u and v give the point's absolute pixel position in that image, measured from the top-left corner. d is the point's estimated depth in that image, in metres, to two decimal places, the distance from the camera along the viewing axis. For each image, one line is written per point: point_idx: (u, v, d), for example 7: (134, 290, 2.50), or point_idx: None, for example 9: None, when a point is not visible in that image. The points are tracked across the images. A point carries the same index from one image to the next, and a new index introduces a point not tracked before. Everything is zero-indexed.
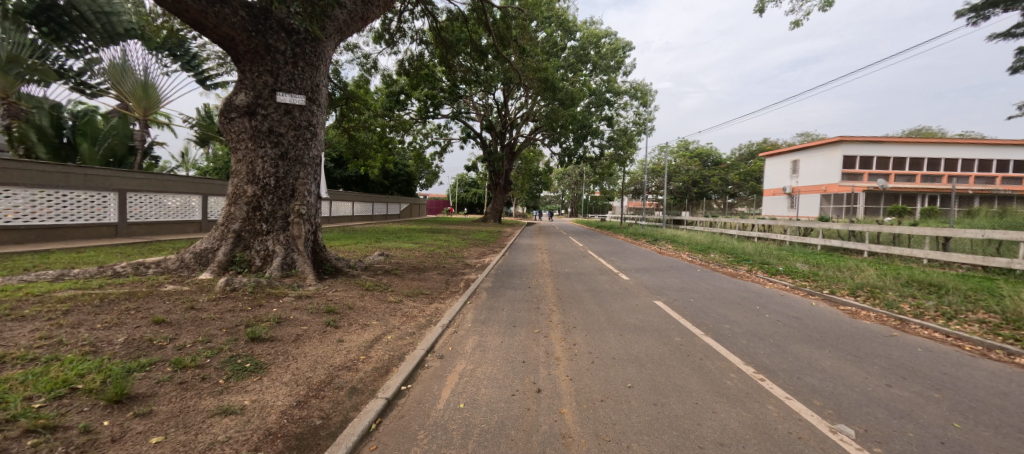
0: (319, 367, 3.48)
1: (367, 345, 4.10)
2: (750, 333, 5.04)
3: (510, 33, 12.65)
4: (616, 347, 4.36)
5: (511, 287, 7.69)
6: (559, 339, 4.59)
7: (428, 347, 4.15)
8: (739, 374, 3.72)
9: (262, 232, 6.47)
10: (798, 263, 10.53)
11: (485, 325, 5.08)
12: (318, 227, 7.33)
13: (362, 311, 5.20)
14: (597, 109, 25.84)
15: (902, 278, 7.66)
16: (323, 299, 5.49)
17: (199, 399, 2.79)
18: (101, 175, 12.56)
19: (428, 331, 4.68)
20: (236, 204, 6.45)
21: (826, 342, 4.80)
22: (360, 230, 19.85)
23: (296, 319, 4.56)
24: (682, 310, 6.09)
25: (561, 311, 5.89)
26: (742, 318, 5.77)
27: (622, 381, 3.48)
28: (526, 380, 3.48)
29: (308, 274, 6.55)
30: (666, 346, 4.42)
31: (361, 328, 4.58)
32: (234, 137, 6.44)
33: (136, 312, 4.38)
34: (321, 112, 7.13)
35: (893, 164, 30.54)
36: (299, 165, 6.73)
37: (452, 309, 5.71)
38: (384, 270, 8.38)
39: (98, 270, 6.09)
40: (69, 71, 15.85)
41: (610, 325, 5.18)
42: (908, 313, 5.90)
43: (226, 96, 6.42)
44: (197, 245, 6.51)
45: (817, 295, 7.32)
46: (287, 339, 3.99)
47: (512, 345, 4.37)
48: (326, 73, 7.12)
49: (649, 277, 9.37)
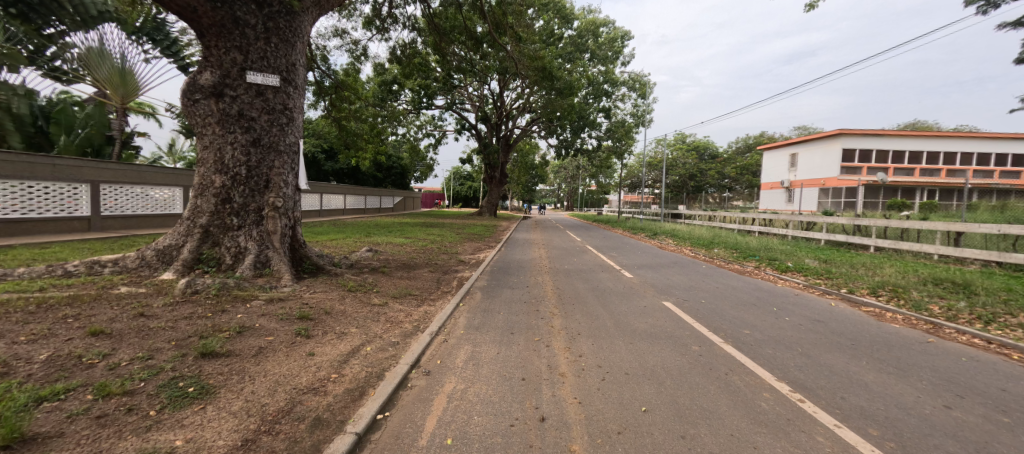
0: (279, 391, 2.90)
1: (342, 359, 3.52)
2: (774, 340, 4.53)
3: (506, 20, 12.05)
4: (629, 359, 3.84)
5: (508, 286, 7.14)
6: (564, 350, 4.04)
7: (413, 362, 3.59)
8: (774, 394, 3.19)
9: (232, 227, 5.86)
10: (808, 259, 10.08)
11: (479, 333, 4.52)
12: (298, 221, 6.72)
13: (341, 317, 4.61)
14: (595, 100, 25.24)
15: (925, 276, 7.19)
16: (297, 303, 4.88)
17: (117, 439, 2.21)
18: (71, 164, 11.74)
19: (414, 341, 4.11)
20: (203, 196, 5.83)
21: (860, 351, 4.28)
22: (351, 224, 19.14)
23: (261, 328, 3.95)
24: (695, 313, 5.57)
25: (563, 315, 5.33)
26: (763, 322, 5.26)
27: (639, 404, 2.97)
28: (527, 405, 2.93)
29: (284, 273, 5.90)
30: (684, 358, 3.89)
31: (336, 338, 3.99)
32: (199, 122, 5.81)
33: (74, 321, 3.79)
34: (299, 95, 6.50)
35: (893, 157, 30.23)
36: (274, 153, 6.10)
37: (442, 313, 5.13)
38: (370, 267, 7.78)
39: (47, 270, 5.44)
40: (42, 56, 15.06)
41: (619, 332, 4.65)
42: (940, 316, 5.42)
43: (190, 76, 5.77)
44: (160, 240, 5.89)
45: (835, 294, 6.84)
46: (247, 353, 3.40)
47: (512, 356, 3.85)
48: (304, 50, 6.50)
49: (653, 274, 8.85)
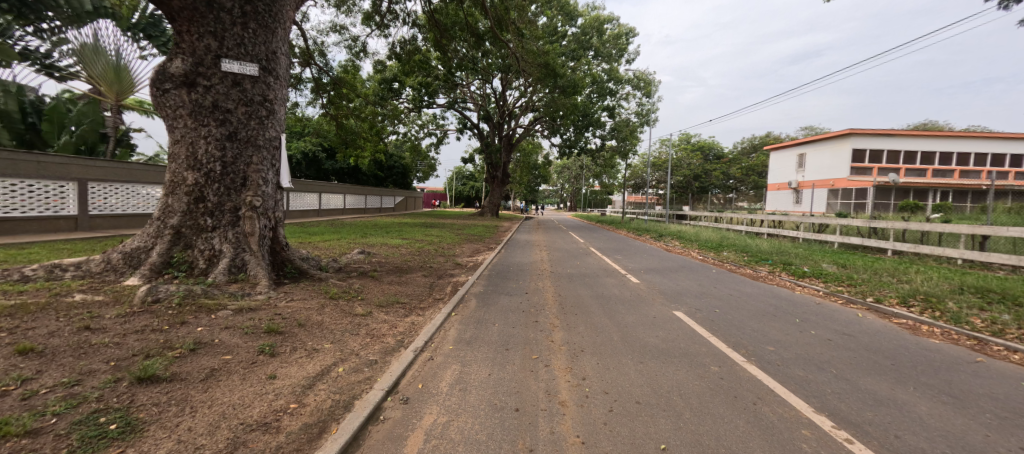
0: (220, 428, 2.39)
1: (307, 383, 3.02)
2: (804, 359, 4.00)
3: (507, 15, 11.56)
4: (640, 383, 3.32)
5: (506, 293, 6.63)
6: (565, 371, 3.54)
7: (389, 387, 3.08)
8: (815, 432, 2.68)
9: (206, 229, 5.40)
10: (825, 263, 9.51)
11: (470, 349, 4.02)
12: (280, 222, 6.25)
13: (316, 330, 4.12)
14: (599, 99, 24.75)
15: (958, 284, 6.62)
16: (270, 313, 4.40)
17: None
18: (58, 162, 11.30)
19: (394, 360, 3.62)
20: (174, 194, 5.38)
21: (906, 374, 3.73)
22: (349, 224, 18.77)
23: (219, 344, 3.46)
24: (711, 325, 5.05)
25: (565, 328, 4.80)
26: (788, 336, 4.73)
27: (655, 444, 2.47)
28: (519, 446, 2.43)
29: (260, 278, 5.41)
30: (703, 382, 3.38)
31: (306, 356, 3.51)
32: (170, 114, 5.35)
33: (5, 337, 3.31)
34: (280, 86, 6.02)
35: (904, 157, 29.50)
36: (252, 148, 5.63)
37: (430, 325, 4.63)
38: (359, 272, 7.29)
39: (2, 275, 4.99)
40: (36, 52, 14.75)
41: (628, 349, 4.13)
42: (985, 331, 4.87)
43: (160, 64, 5.32)
44: (128, 243, 5.43)
45: (860, 304, 6.29)
46: (195, 377, 2.92)
47: (505, 379, 3.36)
48: (285, 38, 6.02)
49: (661, 279, 8.33)
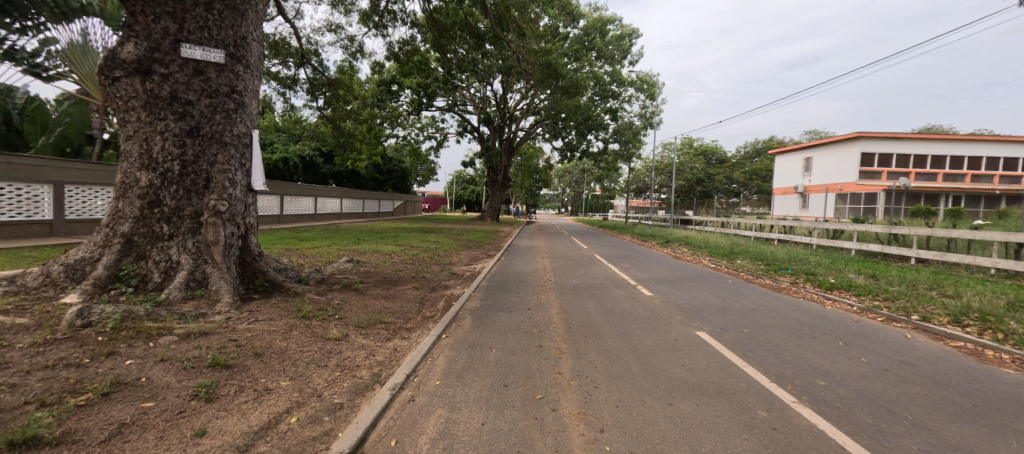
0: None
1: (243, 444, 2.30)
2: (866, 399, 3.29)
3: (508, 13, 10.95)
4: (675, 439, 2.60)
5: (505, 309, 5.91)
6: (578, 418, 2.84)
7: (351, 448, 2.36)
8: None
9: (162, 237, 4.73)
10: (852, 274, 8.77)
11: (461, 385, 3.32)
12: (252, 228, 5.56)
13: (275, 361, 3.42)
14: (603, 101, 24.06)
15: (1013, 300, 5.88)
16: (223, 339, 3.70)
17: None
18: (31, 163, 10.60)
19: (366, 404, 2.91)
20: (126, 198, 4.71)
21: (1002, 421, 3.00)
22: (343, 229, 18.10)
23: (144, 386, 2.76)
24: (743, 350, 4.34)
25: (573, 355, 4.09)
26: (838, 366, 4.01)
27: None
28: None
29: (222, 294, 4.72)
30: (756, 436, 2.66)
31: (252, 400, 2.79)
32: (121, 106, 4.68)
33: None
34: (250, 76, 5.35)
35: (914, 161, 28.81)
36: (216, 144, 4.95)
37: (416, 353, 3.92)
38: (342, 284, 6.58)
39: None
40: (23, 52, 14.07)
41: (652, 385, 3.42)
42: None
43: (110, 48, 4.65)
44: (72, 253, 4.75)
45: (905, 323, 5.55)
46: (93, 438, 2.20)
47: (501, 431, 2.65)
48: (256, 23, 5.36)
49: (675, 291, 7.63)
